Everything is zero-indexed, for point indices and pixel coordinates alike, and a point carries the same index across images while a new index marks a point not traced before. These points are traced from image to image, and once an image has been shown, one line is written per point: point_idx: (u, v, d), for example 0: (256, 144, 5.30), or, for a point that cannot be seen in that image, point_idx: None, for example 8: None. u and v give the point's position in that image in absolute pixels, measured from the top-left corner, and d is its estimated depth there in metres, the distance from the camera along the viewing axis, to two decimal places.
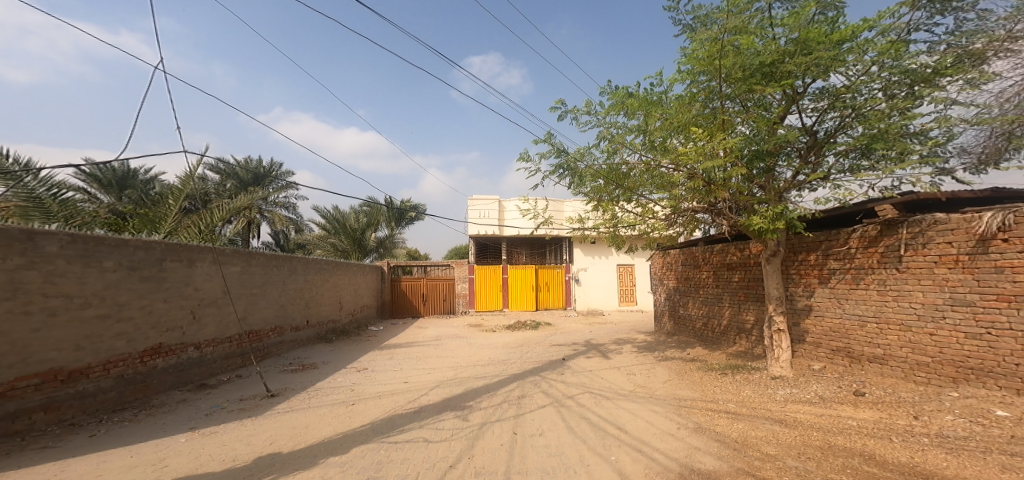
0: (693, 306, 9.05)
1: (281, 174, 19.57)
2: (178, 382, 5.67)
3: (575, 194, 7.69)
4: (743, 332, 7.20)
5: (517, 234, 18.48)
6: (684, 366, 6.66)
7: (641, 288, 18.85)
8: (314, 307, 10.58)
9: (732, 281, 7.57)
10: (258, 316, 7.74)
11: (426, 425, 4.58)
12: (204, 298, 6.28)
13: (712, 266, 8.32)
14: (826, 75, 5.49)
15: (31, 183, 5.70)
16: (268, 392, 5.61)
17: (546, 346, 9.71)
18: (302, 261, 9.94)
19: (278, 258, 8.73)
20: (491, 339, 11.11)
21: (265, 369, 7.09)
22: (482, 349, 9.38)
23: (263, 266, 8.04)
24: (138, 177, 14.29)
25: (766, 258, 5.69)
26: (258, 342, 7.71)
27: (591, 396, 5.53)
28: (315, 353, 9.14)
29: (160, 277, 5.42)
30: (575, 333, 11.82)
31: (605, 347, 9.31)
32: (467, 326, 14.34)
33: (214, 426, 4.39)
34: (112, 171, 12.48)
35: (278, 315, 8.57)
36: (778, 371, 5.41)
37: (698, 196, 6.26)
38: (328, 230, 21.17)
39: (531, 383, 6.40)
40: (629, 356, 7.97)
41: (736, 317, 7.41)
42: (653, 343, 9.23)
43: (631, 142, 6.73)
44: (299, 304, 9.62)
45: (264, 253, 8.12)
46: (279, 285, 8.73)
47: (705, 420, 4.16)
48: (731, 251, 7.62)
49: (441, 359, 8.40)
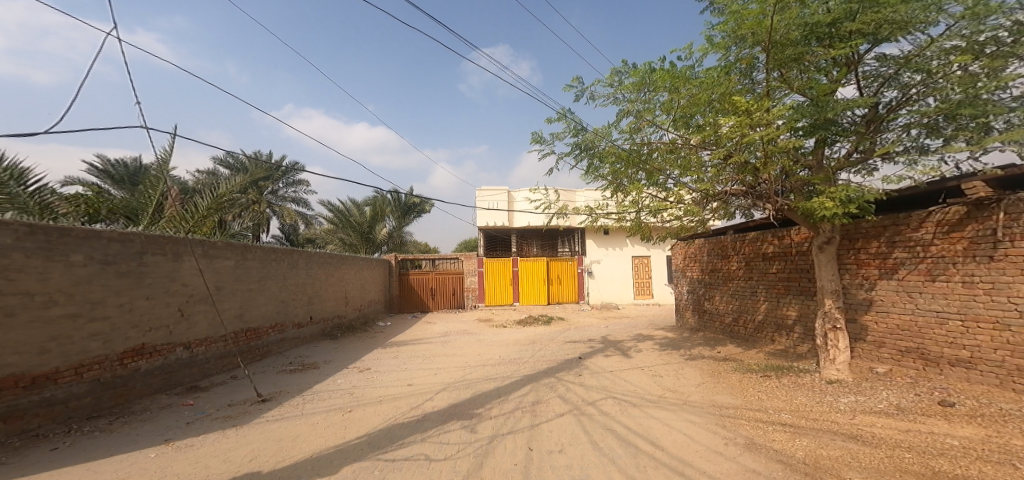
0: (721, 301, 8.34)
1: (289, 168, 19.53)
2: (166, 385, 5.19)
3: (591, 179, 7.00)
4: (783, 329, 6.48)
5: (527, 225, 17.88)
6: (717, 367, 5.97)
7: (658, 281, 18.04)
8: (318, 302, 10.12)
9: (769, 272, 6.84)
10: (256, 312, 7.29)
11: (429, 438, 4.01)
12: (194, 294, 5.79)
13: (743, 257, 7.58)
14: (895, 36, 4.69)
15: (22, 193, 5.43)
16: (260, 397, 5.13)
17: (561, 343, 9.09)
18: (304, 255, 9.45)
19: (277, 251, 8.25)
20: (501, 335, 10.54)
21: (265, 370, 6.69)
22: (492, 347, 8.80)
23: (260, 261, 7.56)
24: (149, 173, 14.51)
25: (818, 246, 4.96)
26: (257, 340, 7.26)
27: (616, 403, 4.88)
28: (319, 351, 8.69)
29: (141, 272, 4.91)
30: (590, 329, 11.18)
31: (623, 344, 8.66)
32: (476, 321, 13.80)
33: (192, 438, 3.88)
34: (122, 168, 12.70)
35: (278, 312, 8.12)
36: (835, 374, 4.72)
37: (735, 175, 5.54)
38: (335, 224, 20.80)
39: (546, 385, 5.80)
40: (652, 355, 7.32)
41: (775, 312, 6.69)
42: (676, 340, 8.55)
43: (658, 118, 5.98)
44: (301, 300, 9.15)
45: (262, 247, 7.64)
46: (280, 280, 8.26)
47: (760, 435, 3.48)
48: (769, 239, 6.86)
49: (449, 358, 7.85)
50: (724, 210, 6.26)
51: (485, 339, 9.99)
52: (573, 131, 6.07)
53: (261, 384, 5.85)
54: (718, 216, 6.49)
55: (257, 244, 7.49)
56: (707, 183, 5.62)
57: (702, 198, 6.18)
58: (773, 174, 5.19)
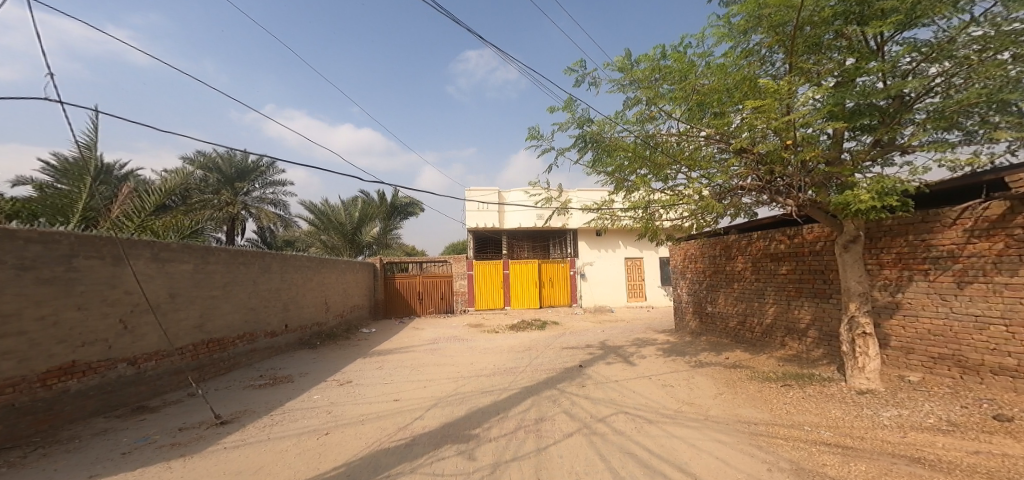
0: (725, 303, 7.96)
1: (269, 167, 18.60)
2: (105, 407, 4.51)
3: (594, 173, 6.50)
4: (795, 332, 6.08)
5: (518, 226, 17.39)
6: (730, 375, 5.54)
7: (651, 283, 17.75)
8: (294, 309, 9.37)
9: (779, 273, 6.43)
10: (218, 322, 6.56)
11: (421, 468, 3.41)
12: (139, 304, 5.08)
13: (749, 257, 7.19)
14: (926, 19, 4.37)
15: None
16: (218, 419, 4.49)
17: (557, 350, 8.57)
18: (277, 259, 8.72)
19: (246, 254, 7.52)
20: (495, 342, 9.96)
21: (230, 386, 6.00)
22: (486, 355, 8.24)
23: (225, 265, 6.85)
24: (114, 171, 13.55)
25: (842, 245, 4.54)
26: (219, 352, 6.54)
27: (629, 420, 4.37)
28: (294, 362, 7.95)
29: (70, 279, 4.21)
30: (586, 334, 10.71)
31: (625, 350, 8.20)
32: (467, 326, 13.20)
33: (127, 474, 3.19)
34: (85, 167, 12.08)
35: (246, 321, 7.37)
36: (864, 384, 4.30)
37: (750, 170, 5.11)
38: (317, 226, 19.92)
39: (548, 399, 5.28)
40: (657, 362, 6.87)
41: (786, 315, 6.28)
42: (680, 345, 8.12)
43: (669, 107, 5.55)
44: (274, 306, 8.41)
45: (226, 249, 6.92)
46: (248, 285, 7.52)
47: (805, 459, 3.01)
48: (778, 237, 6.46)
49: (439, 368, 7.25)
50: (737, 207, 5.84)
51: (477, 346, 9.42)
52: (580, 121, 5.58)
53: (222, 404, 5.16)
54: (729, 213, 6.06)
55: (220, 246, 6.77)
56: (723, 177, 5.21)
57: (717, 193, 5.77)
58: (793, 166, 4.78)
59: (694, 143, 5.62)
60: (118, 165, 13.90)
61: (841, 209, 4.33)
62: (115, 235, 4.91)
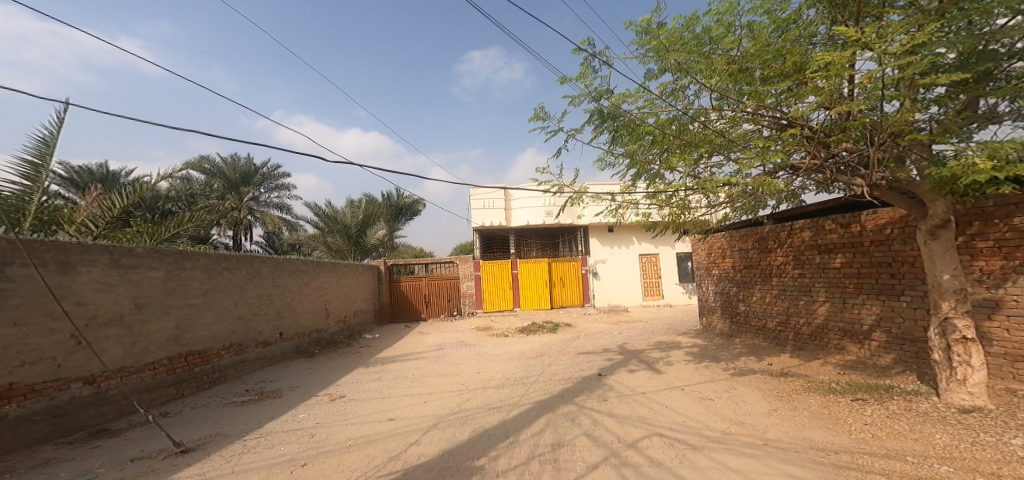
0: (760, 302, 7.13)
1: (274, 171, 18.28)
2: (54, 434, 3.89)
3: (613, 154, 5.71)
4: (855, 335, 5.23)
5: (526, 224, 16.65)
6: (780, 385, 4.74)
7: (668, 280, 16.87)
8: (289, 316, 8.77)
9: (831, 267, 5.58)
10: (199, 333, 5.97)
11: None
12: (97, 316, 4.47)
13: (790, 250, 6.35)
14: None
15: None
16: (178, 446, 3.83)
17: (573, 356, 7.83)
18: (268, 263, 8.12)
19: (230, 258, 6.93)
20: (504, 347, 9.25)
21: (209, 403, 5.41)
22: (494, 363, 7.53)
23: (205, 271, 6.26)
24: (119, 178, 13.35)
25: (928, 232, 3.86)
26: (202, 366, 5.97)
27: (668, 445, 3.59)
28: (290, 373, 7.32)
29: (2, 290, 3.61)
30: (602, 337, 9.93)
31: (648, 355, 7.42)
32: (475, 330, 12.51)
33: None
34: (88, 174, 11.96)
35: (232, 330, 6.78)
36: (967, 400, 3.63)
37: (800, 145, 4.30)
38: (322, 229, 19.32)
39: (567, 418, 4.56)
40: (687, 369, 6.10)
41: (843, 316, 5.43)
42: (709, 348, 7.32)
43: (702, 78, 4.78)
44: (265, 314, 7.82)
45: (206, 253, 6.33)
46: (235, 292, 6.92)
47: None
48: (828, 226, 5.60)
49: (443, 379, 6.56)
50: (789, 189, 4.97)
51: (485, 352, 8.71)
52: (597, 93, 5.20)
53: (192, 429, 4.54)
54: (775, 197, 5.21)
55: (198, 251, 6.17)
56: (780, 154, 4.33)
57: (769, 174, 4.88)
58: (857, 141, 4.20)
59: (727, 117, 4.85)
60: (121, 172, 13.50)
61: (932, 186, 3.60)
62: (62, 239, 4.30)
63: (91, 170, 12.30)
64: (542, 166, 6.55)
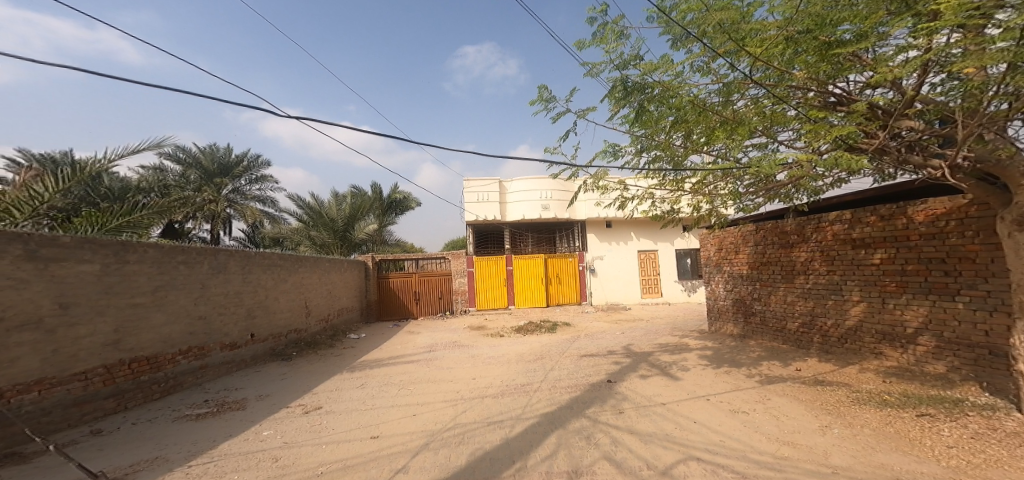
0: (779, 301, 6.61)
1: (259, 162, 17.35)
2: None
3: (634, 133, 5.09)
4: (898, 339, 4.68)
5: (521, 218, 15.97)
6: (817, 395, 4.15)
7: (667, 278, 16.38)
8: (262, 315, 7.96)
9: (869, 264, 5.03)
10: (146, 336, 5.21)
11: None
12: (3, 319, 3.70)
13: (817, 246, 5.79)
14: None
15: None
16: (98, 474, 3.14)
17: (575, 359, 7.22)
18: (237, 257, 7.33)
19: (190, 251, 6.15)
20: (500, 348, 8.60)
21: (154, 418, 4.65)
22: (491, 367, 6.85)
23: (155, 265, 5.48)
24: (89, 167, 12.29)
25: (1012, 222, 3.24)
26: (147, 374, 5.20)
27: (710, 474, 2.95)
28: (258, 380, 6.51)
29: None
30: (605, 337, 9.34)
31: (656, 358, 6.85)
32: (467, 329, 11.80)
33: None
34: (49, 161, 10.97)
35: (190, 332, 5.98)
36: None
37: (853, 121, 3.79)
38: (306, 222, 18.42)
39: (579, 435, 3.92)
40: (704, 375, 5.52)
41: (882, 318, 4.88)
42: (724, 351, 6.78)
43: (732, 48, 4.21)
44: (233, 313, 7.03)
45: (156, 245, 5.53)
46: (193, 288, 6.13)
47: None
48: (866, 219, 5.05)
49: (434, 386, 5.88)
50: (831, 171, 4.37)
51: (479, 354, 8.03)
52: (623, 61, 4.62)
53: (119, 453, 3.80)
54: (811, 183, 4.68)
55: (146, 242, 5.38)
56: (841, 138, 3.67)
57: (817, 151, 4.26)
58: (917, 116, 3.85)
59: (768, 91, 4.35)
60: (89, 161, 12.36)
61: None
62: None
63: (53, 157, 11.28)
64: (550, 148, 5.85)
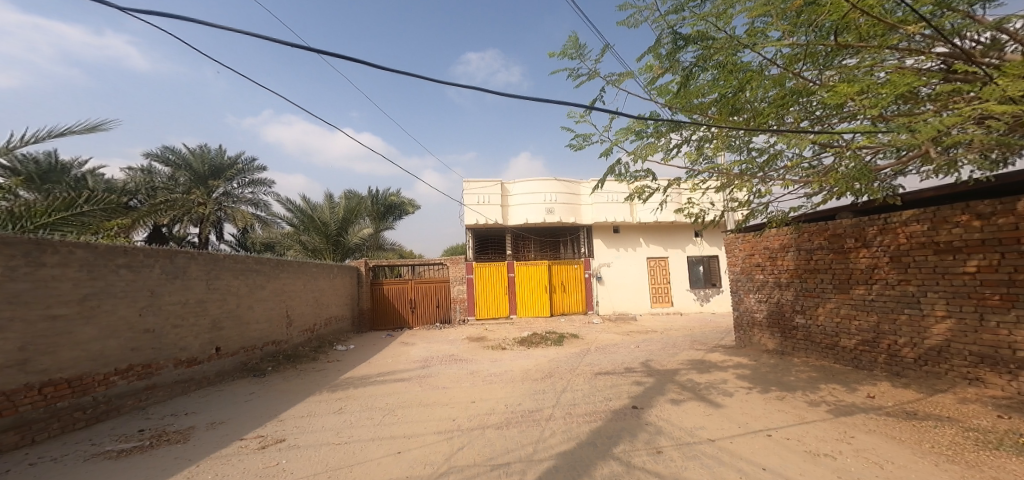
0: (833, 313, 6.05)
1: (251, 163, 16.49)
2: None
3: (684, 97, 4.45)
4: (1004, 364, 4.08)
5: (525, 223, 15.07)
6: (910, 443, 3.22)
7: (679, 286, 15.44)
8: (232, 327, 7.05)
9: (959, 273, 4.47)
10: (66, 354, 4.27)
11: None
12: None
13: (891, 253, 5.21)
14: None
15: None
16: None
17: (589, 377, 6.29)
18: (201, 261, 6.42)
19: (135, 252, 5.24)
20: (502, 363, 7.66)
21: (62, 456, 3.68)
22: (494, 387, 5.91)
23: (85, 268, 4.56)
24: (74, 169, 11.43)
25: None
26: (69, 398, 4.26)
27: None
28: (223, 402, 5.59)
29: None
30: (619, 351, 8.42)
31: (683, 378, 5.92)
32: (465, 341, 10.84)
33: None
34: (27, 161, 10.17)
35: (132, 348, 5.06)
36: None
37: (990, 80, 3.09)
38: (296, 226, 17.54)
39: None
40: (749, 402, 4.59)
41: (979, 337, 4.31)
42: (764, 373, 5.85)
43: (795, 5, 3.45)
44: (193, 325, 6.11)
45: (87, 244, 4.62)
46: (139, 296, 5.20)
47: None
48: (952, 218, 4.53)
49: (426, 412, 4.94)
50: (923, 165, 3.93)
51: (480, 371, 7.08)
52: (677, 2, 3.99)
53: None
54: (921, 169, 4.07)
55: (72, 241, 4.45)
56: (984, 115, 3.08)
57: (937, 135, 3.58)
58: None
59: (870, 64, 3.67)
60: (75, 163, 11.44)
61: None
62: None
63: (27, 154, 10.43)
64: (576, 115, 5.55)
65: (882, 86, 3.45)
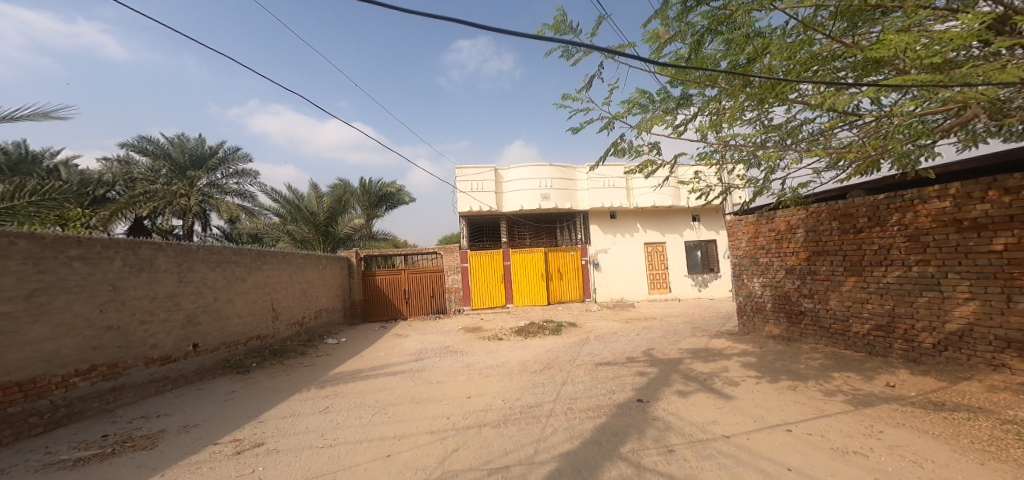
0: (844, 296, 5.80)
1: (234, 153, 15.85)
2: None
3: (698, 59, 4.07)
4: None
5: (520, 209, 14.69)
6: (934, 437, 2.98)
7: (676, 272, 15.24)
8: (209, 322, 6.68)
9: (984, 252, 4.20)
10: (13, 355, 3.89)
11: None
12: None
13: (908, 232, 4.93)
14: None
15: None
16: None
17: (589, 368, 6.02)
18: (169, 252, 6.01)
19: (91, 243, 4.83)
20: (499, 354, 7.38)
21: (9, 468, 3.34)
22: (490, 380, 5.63)
23: (30, 261, 4.16)
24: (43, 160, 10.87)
25: None
26: (21, 403, 3.91)
27: None
28: (201, 401, 5.26)
29: None
30: (619, 340, 8.16)
31: (687, 368, 5.67)
32: (461, 331, 10.55)
33: None
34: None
35: (94, 347, 4.69)
36: None
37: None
38: (284, 217, 17.01)
39: None
40: (758, 393, 4.34)
41: (1005, 320, 4.07)
42: (771, 361, 5.61)
43: None
44: (164, 320, 5.74)
45: (32, 235, 4.20)
46: (98, 291, 4.82)
47: None
48: (977, 194, 4.24)
49: (419, 409, 4.64)
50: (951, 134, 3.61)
51: (475, 363, 6.80)
52: None
53: None
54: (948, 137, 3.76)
55: (13, 231, 4.04)
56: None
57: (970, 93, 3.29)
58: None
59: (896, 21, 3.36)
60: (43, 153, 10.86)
61: None
62: None
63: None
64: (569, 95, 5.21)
65: (916, 47, 3.11)
